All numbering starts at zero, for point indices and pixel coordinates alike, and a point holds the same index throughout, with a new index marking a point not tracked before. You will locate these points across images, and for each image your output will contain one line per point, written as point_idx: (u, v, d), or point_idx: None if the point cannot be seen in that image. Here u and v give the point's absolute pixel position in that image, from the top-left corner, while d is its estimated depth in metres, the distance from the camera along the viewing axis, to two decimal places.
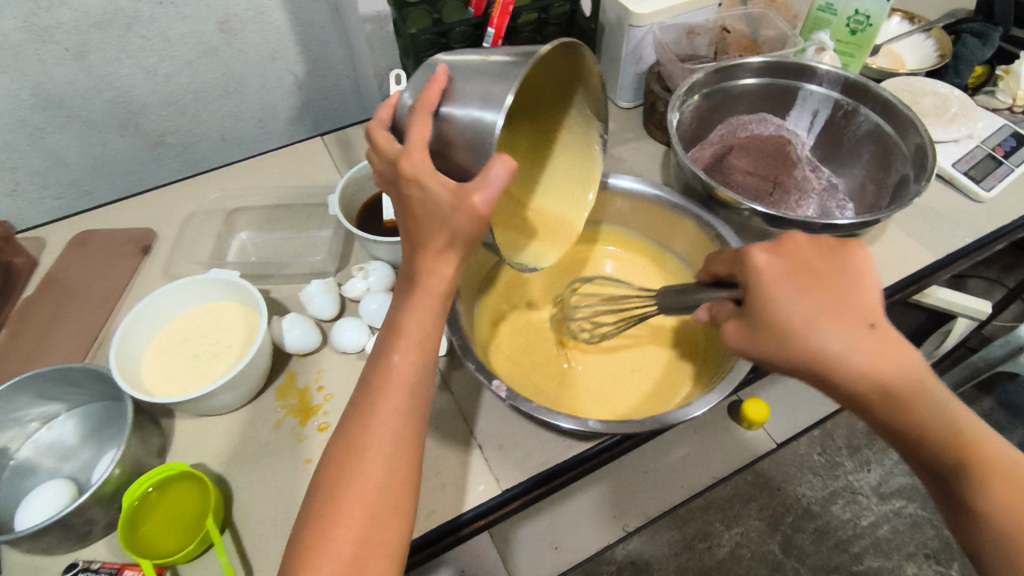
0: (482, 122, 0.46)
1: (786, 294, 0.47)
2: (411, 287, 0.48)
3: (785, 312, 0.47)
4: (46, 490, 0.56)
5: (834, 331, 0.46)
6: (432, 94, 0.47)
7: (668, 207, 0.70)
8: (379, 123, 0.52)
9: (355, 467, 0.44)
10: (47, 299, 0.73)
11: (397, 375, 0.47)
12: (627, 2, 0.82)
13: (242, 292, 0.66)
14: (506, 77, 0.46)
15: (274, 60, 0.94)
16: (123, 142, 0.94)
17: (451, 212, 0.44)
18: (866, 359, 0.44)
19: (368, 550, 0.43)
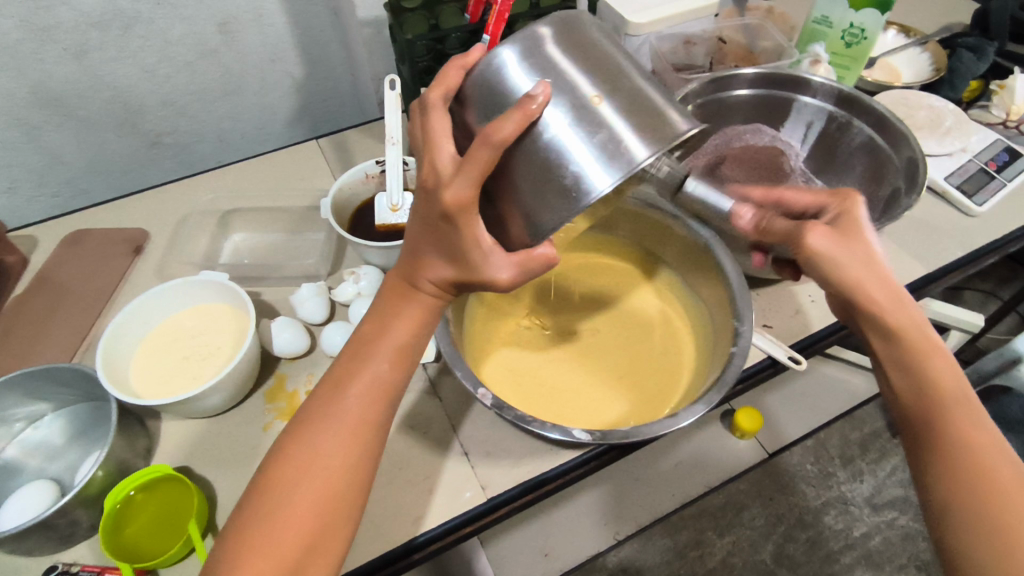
0: (580, 176, 0.40)
1: (855, 230, 0.52)
2: (409, 297, 0.49)
3: (855, 240, 0.51)
4: (30, 490, 0.55)
5: (885, 278, 0.50)
6: (516, 124, 0.39)
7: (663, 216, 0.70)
8: (443, 91, 0.45)
9: (320, 463, 0.45)
10: (38, 297, 0.73)
11: (381, 381, 0.48)
12: (624, 12, 0.82)
13: (233, 295, 0.66)
14: (644, 135, 0.41)
15: (272, 62, 0.94)
16: (121, 141, 0.94)
17: (468, 257, 0.45)
18: (896, 315, 0.49)
19: (319, 539, 0.44)
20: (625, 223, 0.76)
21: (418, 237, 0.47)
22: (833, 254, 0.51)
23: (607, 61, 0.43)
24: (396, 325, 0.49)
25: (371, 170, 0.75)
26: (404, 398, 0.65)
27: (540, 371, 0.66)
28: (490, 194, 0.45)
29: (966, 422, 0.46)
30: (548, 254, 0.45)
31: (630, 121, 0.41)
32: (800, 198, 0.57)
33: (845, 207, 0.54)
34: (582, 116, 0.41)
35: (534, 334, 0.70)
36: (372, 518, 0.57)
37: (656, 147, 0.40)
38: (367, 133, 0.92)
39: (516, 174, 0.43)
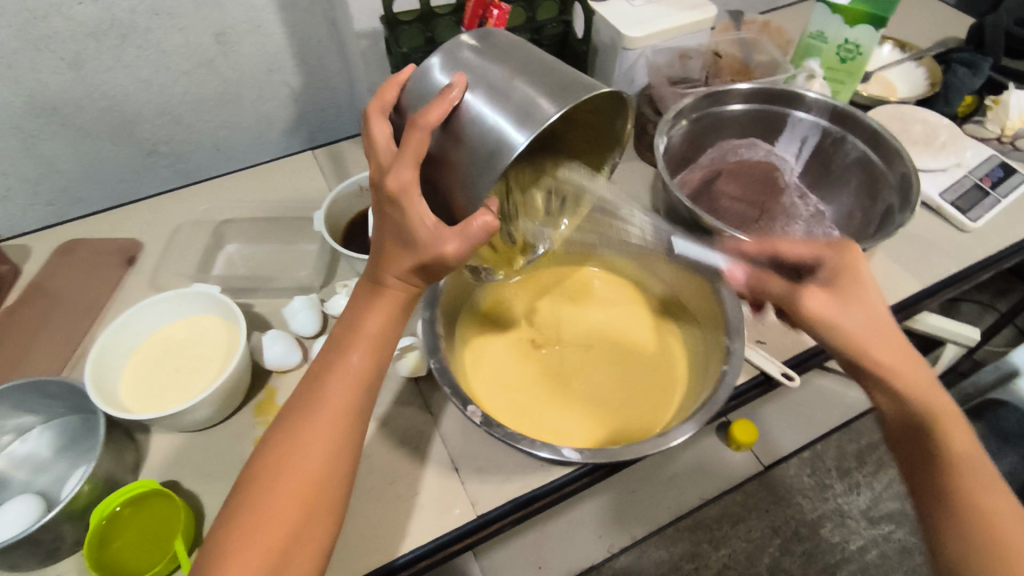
0: (500, 135, 0.42)
1: (851, 287, 0.57)
2: (376, 293, 0.47)
3: (853, 296, 0.57)
4: (15, 503, 0.55)
5: (892, 332, 0.56)
6: (439, 110, 0.43)
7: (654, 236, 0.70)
8: (381, 103, 0.48)
9: (302, 457, 0.45)
10: (30, 308, 0.72)
11: (354, 373, 0.47)
12: (620, 25, 0.82)
13: (224, 307, 0.66)
14: (554, 98, 0.43)
15: (269, 73, 0.94)
16: (118, 150, 0.94)
17: (422, 243, 0.43)
18: (892, 356, 0.55)
19: (303, 534, 0.43)
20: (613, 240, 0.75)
21: (379, 232, 0.46)
22: (830, 317, 0.57)
23: (517, 53, 0.47)
24: (367, 319, 0.47)
25: (366, 183, 0.75)
26: (395, 412, 0.64)
27: (530, 385, 0.66)
28: (434, 180, 0.46)
29: (967, 469, 0.51)
30: (485, 225, 0.42)
31: (539, 89, 0.44)
32: (800, 249, 0.59)
33: (839, 261, 0.58)
34: (495, 92, 0.44)
35: (521, 349, 0.70)
36: (360, 534, 0.57)
37: (564, 102, 0.42)
38: (363, 144, 0.93)
39: (451, 161, 0.44)
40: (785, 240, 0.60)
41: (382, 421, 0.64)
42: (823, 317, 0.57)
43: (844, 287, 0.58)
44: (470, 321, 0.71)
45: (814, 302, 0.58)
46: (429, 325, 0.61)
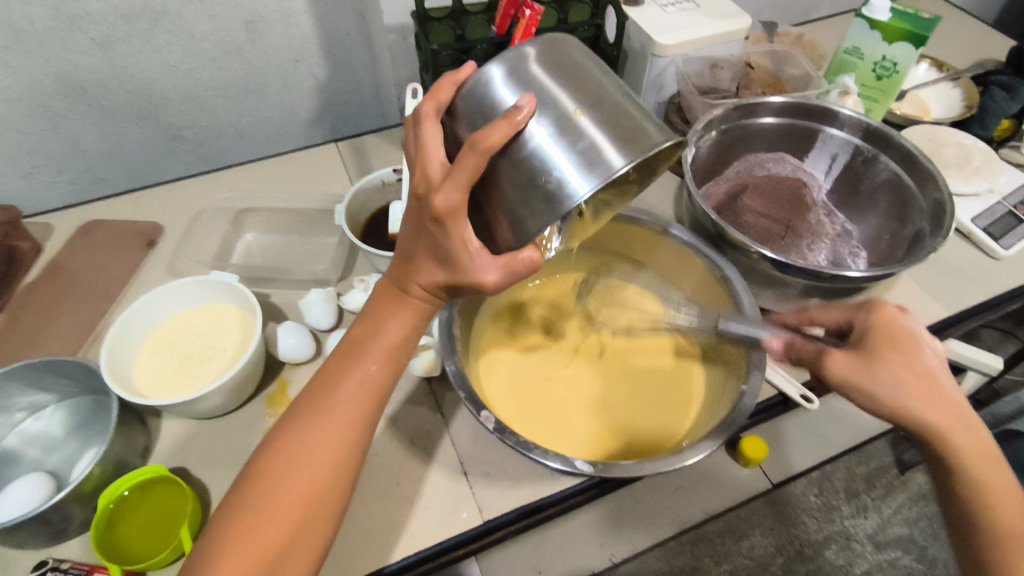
0: (560, 181, 0.40)
1: (894, 352, 0.51)
2: (398, 302, 0.48)
3: (891, 360, 0.50)
4: (26, 482, 0.55)
5: (913, 373, 0.50)
6: (504, 133, 0.39)
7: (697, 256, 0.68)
8: (436, 104, 0.45)
9: (307, 458, 0.44)
10: (48, 287, 0.73)
11: (369, 381, 0.48)
12: (653, 32, 0.81)
13: (241, 297, 0.65)
14: (623, 146, 0.40)
15: (296, 63, 0.94)
16: (142, 132, 0.94)
17: (462, 267, 0.43)
18: (944, 427, 0.50)
19: (301, 533, 0.43)
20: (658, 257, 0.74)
21: (412, 243, 0.45)
22: (857, 384, 0.50)
23: (586, 77, 0.43)
24: (387, 324, 0.48)
25: (388, 178, 0.75)
26: (406, 412, 0.64)
27: (540, 391, 0.65)
28: (480, 202, 0.44)
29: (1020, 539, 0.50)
30: (532, 258, 0.43)
31: (607, 131, 0.41)
32: (828, 315, 0.57)
33: (874, 322, 0.53)
34: (563, 127, 0.41)
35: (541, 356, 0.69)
36: (364, 533, 0.56)
37: (634, 156, 0.40)
38: (386, 139, 0.92)
39: (503, 183, 0.42)
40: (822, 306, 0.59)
41: (393, 420, 0.63)
42: (854, 383, 0.50)
43: (901, 344, 0.51)
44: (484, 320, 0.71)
45: (841, 366, 0.51)
46: (445, 324, 0.61)
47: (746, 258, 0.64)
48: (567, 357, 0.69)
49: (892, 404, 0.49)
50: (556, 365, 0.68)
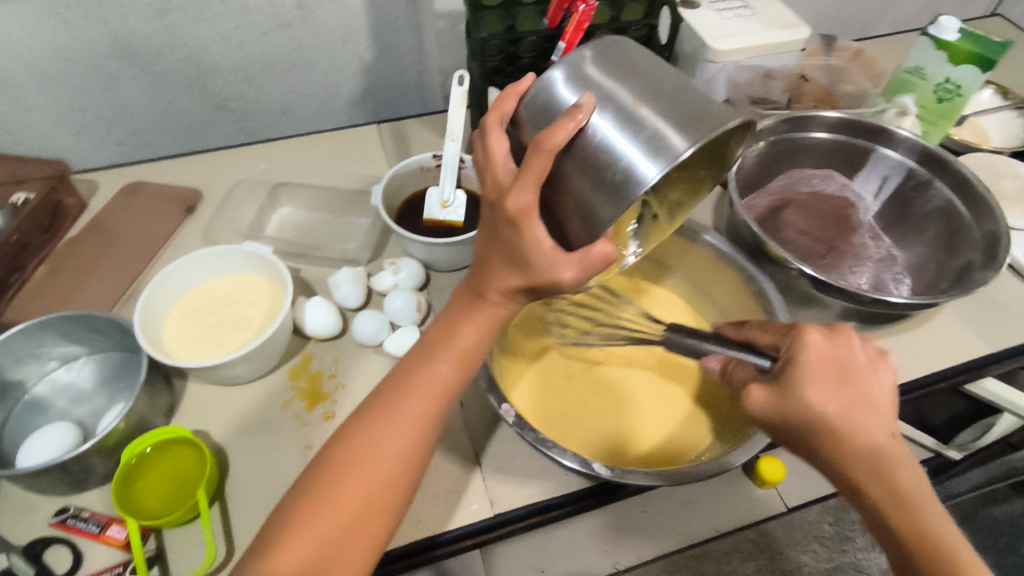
0: (629, 168, 0.39)
1: (814, 376, 0.46)
2: (475, 305, 0.49)
3: (810, 388, 0.45)
4: (53, 431, 0.56)
5: (833, 412, 0.45)
6: (565, 131, 0.39)
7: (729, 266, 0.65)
8: (499, 114, 0.46)
9: (375, 448, 0.45)
10: (89, 243, 0.74)
11: (439, 380, 0.48)
12: (706, 35, 0.80)
13: (273, 268, 0.66)
14: (686, 128, 0.39)
15: (344, 42, 0.95)
16: (189, 100, 0.96)
17: (536, 267, 0.43)
18: (870, 464, 0.44)
19: (368, 519, 0.44)
20: (686, 263, 0.71)
21: (487, 250, 0.46)
22: (775, 414, 0.47)
23: (648, 70, 0.43)
24: (467, 322, 0.49)
25: (426, 164, 0.75)
26: None
27: (566, 390, 0.64)
28: (550, 202, 0.44)
29: None
30: (606, 253, 0.41)
31: (669, 116, 0.40)
32: (764, 338, 0.54)
33: (799, 346, 0.48)
34: (624, 118, 0.40)
35: (574, 351, 0.67)
36: None
37: (697, 137, 0.38)
38: (427, 124, 0.92)
39: (569, 180, 0.42)
40: (760, 324, 0.56)
41: None
42: (767, 419, 0.48)
43: (821, 379, 0.46)
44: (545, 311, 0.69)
45: (757, 401, 0.48)
46: None
47: (784, 274, 0.63)
48: (600, 360, 0.67)
49: (804, 431, 0.46)
50: (586, 366, 0.66)
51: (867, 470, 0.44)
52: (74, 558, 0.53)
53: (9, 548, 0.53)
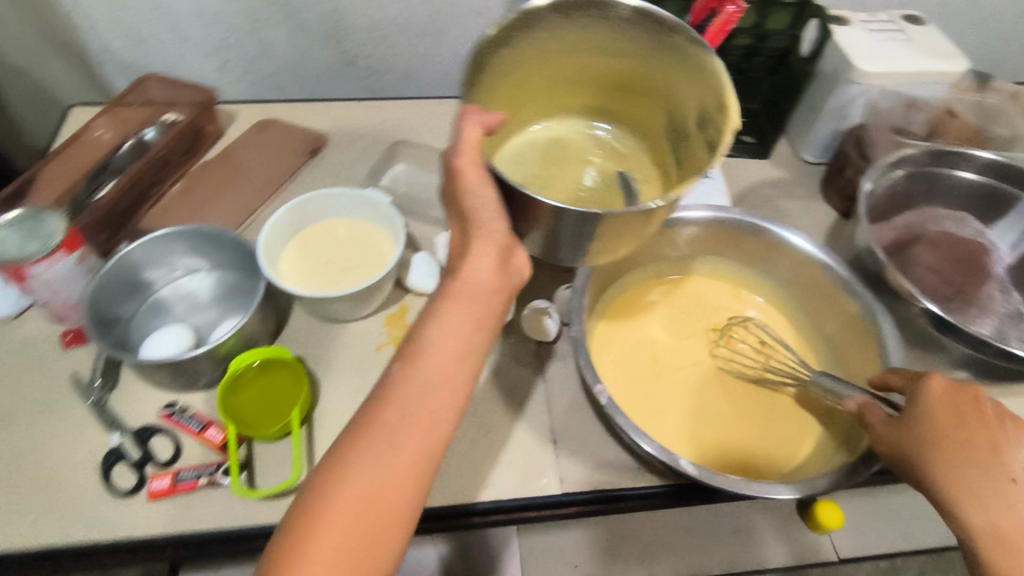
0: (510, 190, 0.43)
1: (940, 412, 0.46)
2: (451, 307, 0.45)
3: (922, 419, 0.47)
4: (173, 332, 0.61)
5: (946, 460, 0.45)
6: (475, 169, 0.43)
7: (843, 284, 0.62)
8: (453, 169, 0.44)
9: (362, 467, 0.40)
10: (221, 168, 0.80)
11: (423, 383, 0.43)
12: (853, 55, 0.76)
13: (388, 219, 0.68)
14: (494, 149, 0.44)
15: (478, 17, 0.96)
16: (324, 52, 1.00)
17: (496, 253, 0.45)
18: (976, 499, 0.43)
19: (372, 542, 0.39)
20: (789, 277, 0.68)
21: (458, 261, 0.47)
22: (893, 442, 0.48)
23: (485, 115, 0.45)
24: (474, 271, 0.44)
25: None
26: (509, 366, 0.65)
27: (656, 381, 0.62)
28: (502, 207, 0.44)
29: None
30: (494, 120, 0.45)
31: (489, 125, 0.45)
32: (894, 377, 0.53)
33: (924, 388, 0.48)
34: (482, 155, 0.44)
35: (668, 343, 0.65)
36: (449, 468, 0.58)
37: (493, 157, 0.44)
38: None
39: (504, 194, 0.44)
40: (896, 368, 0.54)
41: (495, 371, 0.65)
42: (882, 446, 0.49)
43: (939, 426, 0.46)
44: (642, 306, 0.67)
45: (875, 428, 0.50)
46: (577, 295, 0.60)
47: (905, 310, 0.60)
48: (694, 357, 0.64)
49: (911, 458, 0.47)
50: (679, 360, 0.64)
51: (983, 519, 0.42)
52: (175, 450, 0.57)
53: (123, 429, 0.58)
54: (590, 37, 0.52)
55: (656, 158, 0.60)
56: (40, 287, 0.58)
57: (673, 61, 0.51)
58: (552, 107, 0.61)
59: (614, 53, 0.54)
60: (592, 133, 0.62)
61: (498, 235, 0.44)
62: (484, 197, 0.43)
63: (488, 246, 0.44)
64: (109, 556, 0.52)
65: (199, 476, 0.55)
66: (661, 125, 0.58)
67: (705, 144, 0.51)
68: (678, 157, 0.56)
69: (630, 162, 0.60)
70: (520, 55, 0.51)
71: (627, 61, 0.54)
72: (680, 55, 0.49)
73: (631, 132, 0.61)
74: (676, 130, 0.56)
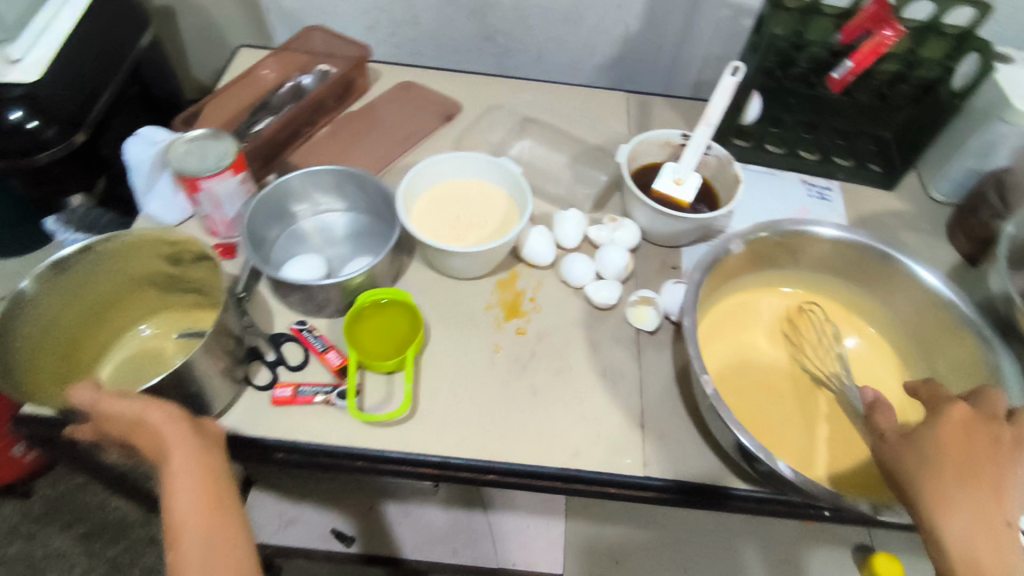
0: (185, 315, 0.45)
1: (942, 435, 0.47)
2: (174, 492, 0.45)
3: (928, 434, 0.47)
4: (311, 259, 0.66)
5: (942, 477, 0.45)
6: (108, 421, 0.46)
7: (966, 325, 0.60)
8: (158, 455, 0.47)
9: None
10: (361, 121, 0.86)
11: (202, 544, 0.44)
12: (1012, 94, 0.74)
13: (516, 189, 0.71)
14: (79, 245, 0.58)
15: (619, 9, 0.98)
16: (466, 25, 1.04)
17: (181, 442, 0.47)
18: (962, 518, 0.43)
19: None
20: (910, 308, 0.65)
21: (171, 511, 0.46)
22: (893, 447, 0.48)
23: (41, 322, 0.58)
24: (171, 448, 0.46)
25: (674, 139, 0.77)
26: (607, 347, 0.67)
27: (739, 369, 0.64)
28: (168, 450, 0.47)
29: None
30: None
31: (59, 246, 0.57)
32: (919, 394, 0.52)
33: (938, 411, 0.48)
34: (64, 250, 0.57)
35: (760, 340, 0.67)
36: (537, 431, 0.61)
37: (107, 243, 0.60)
38: (672, 105, 0.94)
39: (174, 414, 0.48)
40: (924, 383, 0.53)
41: (593, 349, 0.67)
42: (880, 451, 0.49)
43: (946, 444, 0.46)
44: (746, 300, 0.69)
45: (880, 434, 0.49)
46: (693, 287, 0.58)
47: None
48: (779, 357, 0.65)
49: (903, 466, 0.47)
50: (765, 357, 0.65)
51: (961, 534, 0.43)
52: (303, 358, 0.64)
53: (256, 333, 0.64)
54: (82, 290, 0.61)
55: (181, 311, 0.70)
56: (208, 201, 0.64)
57: (131, 292, 0.66)
58: (131, 317, 0.68)
59: (111, 300, 0.65)
60: (136, 337, 0.69)
61: (168, 409, 0.47)
62: (135, 406, 0.46)
63: (171, 426, 0.47)
64: (231, 448, 0.58)
65: (316, 393, 0.60)
66: (154, 289, 0.68)
67: (194, 267, 0.64)
68: (196, 288, 0.67)
69: (180, 316, 0.70)
70: (30, 333, 0.58)
71: (96, 306, 0.64)
72: (114, 257, 0.61)
73: (158, 307, 0.69)
74: (168, 287, 0.68)
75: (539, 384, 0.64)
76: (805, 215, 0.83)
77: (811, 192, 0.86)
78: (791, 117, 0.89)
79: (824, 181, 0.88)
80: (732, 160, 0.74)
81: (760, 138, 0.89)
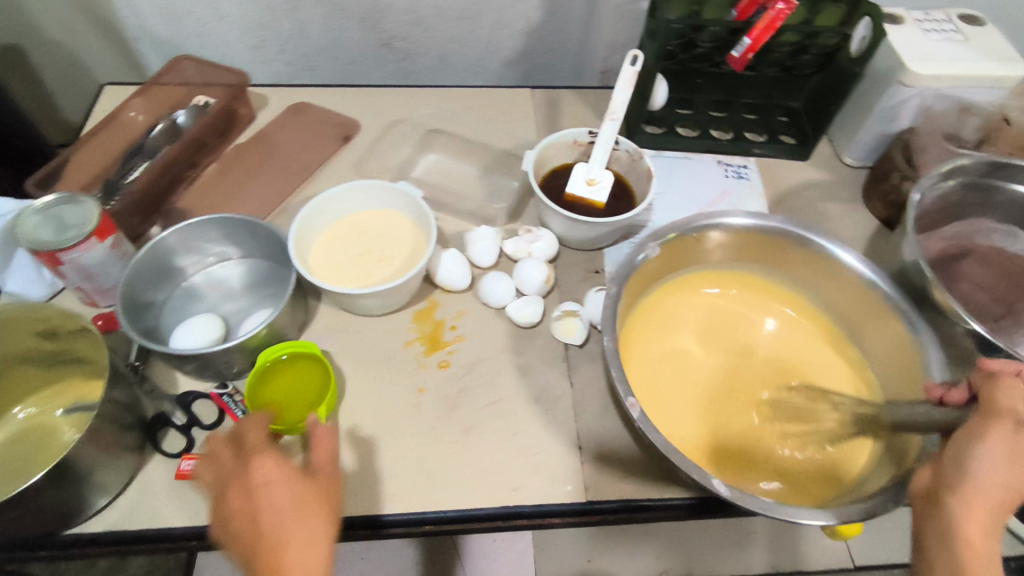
0: None
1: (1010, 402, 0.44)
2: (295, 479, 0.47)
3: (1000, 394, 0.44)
4: (202, 322, 0.61)
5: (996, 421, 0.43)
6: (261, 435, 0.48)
7: (884, 299, 0.60)
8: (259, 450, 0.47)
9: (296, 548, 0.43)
10: (252, 154, 0.80)
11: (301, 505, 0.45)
12: (905, 56, 0.73)
13: (419, 213, 0.67)
14: None
15: (516, 2, 0.94)
16: (358, 33, 0.98)
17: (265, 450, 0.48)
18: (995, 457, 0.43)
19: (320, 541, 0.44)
20: (832, 290, 0.65)
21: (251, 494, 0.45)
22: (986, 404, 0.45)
23: None
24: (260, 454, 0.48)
25: (581, 139, 0.73)
26: (537, 368, 0.65)
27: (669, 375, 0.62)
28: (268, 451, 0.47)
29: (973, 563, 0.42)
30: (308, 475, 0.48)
31: None
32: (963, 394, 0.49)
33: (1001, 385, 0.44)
34: None
35: (689, 341, 0.65)
36: (473, 470, 0.58)
37: None
38: (581, 97, 0.91)
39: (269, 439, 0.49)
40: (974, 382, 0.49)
41: (522, 372, 0.64)
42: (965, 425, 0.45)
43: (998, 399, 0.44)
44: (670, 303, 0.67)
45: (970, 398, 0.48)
46: (612, 301, 0.56)
47: (950, 327, 0.57)
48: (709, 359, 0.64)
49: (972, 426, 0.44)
50: (694, 357, 0.64)
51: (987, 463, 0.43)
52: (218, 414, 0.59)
53: (161, 395, 0.59)
54: None
55: (66, 385, 0.60)
56: (74, 271, 0.57)
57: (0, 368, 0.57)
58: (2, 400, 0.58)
59: None
60: (9, 420, 0.58)
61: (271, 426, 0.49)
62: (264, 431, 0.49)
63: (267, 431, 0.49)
64: (137, 543, 0.53)
65: None
66: (30, 364, 0.58)
67: (75, 343, 0.56)
68: (79, 360, 0.58)
69: (65, 391, 0.60)
70: None
71: None
72: None
73: (35, 385, 0.59)
74: (49, 360, 0.58)
75: (471, 417, 0.61)
76: (723, 198, 0.82)
77: (728, 172, 0.85)
78: (702, 97, 0.88)
79: (740, 158, 0.86)
80: (642, 154, 0.71)
81: (671, 123, 0.87)
